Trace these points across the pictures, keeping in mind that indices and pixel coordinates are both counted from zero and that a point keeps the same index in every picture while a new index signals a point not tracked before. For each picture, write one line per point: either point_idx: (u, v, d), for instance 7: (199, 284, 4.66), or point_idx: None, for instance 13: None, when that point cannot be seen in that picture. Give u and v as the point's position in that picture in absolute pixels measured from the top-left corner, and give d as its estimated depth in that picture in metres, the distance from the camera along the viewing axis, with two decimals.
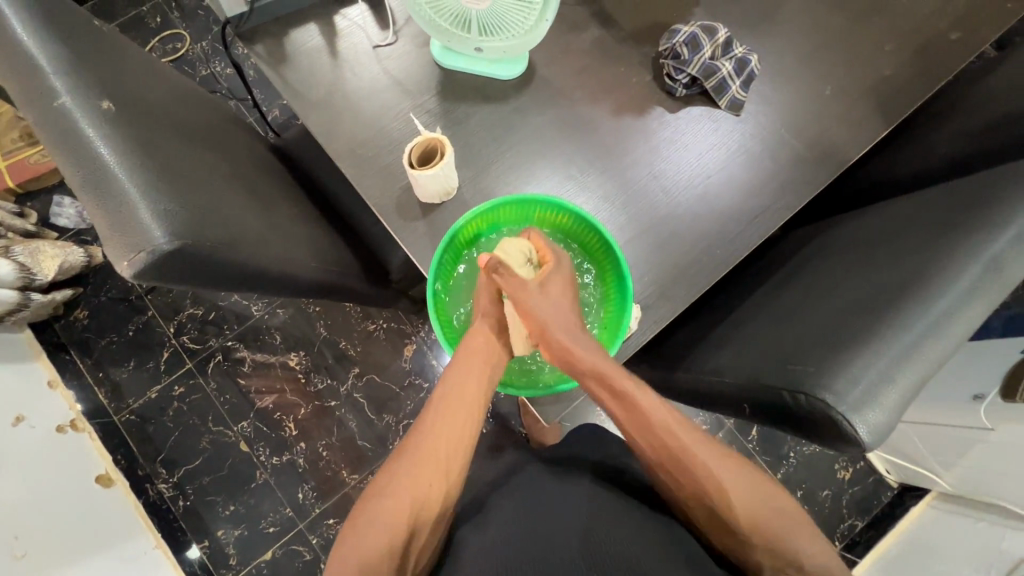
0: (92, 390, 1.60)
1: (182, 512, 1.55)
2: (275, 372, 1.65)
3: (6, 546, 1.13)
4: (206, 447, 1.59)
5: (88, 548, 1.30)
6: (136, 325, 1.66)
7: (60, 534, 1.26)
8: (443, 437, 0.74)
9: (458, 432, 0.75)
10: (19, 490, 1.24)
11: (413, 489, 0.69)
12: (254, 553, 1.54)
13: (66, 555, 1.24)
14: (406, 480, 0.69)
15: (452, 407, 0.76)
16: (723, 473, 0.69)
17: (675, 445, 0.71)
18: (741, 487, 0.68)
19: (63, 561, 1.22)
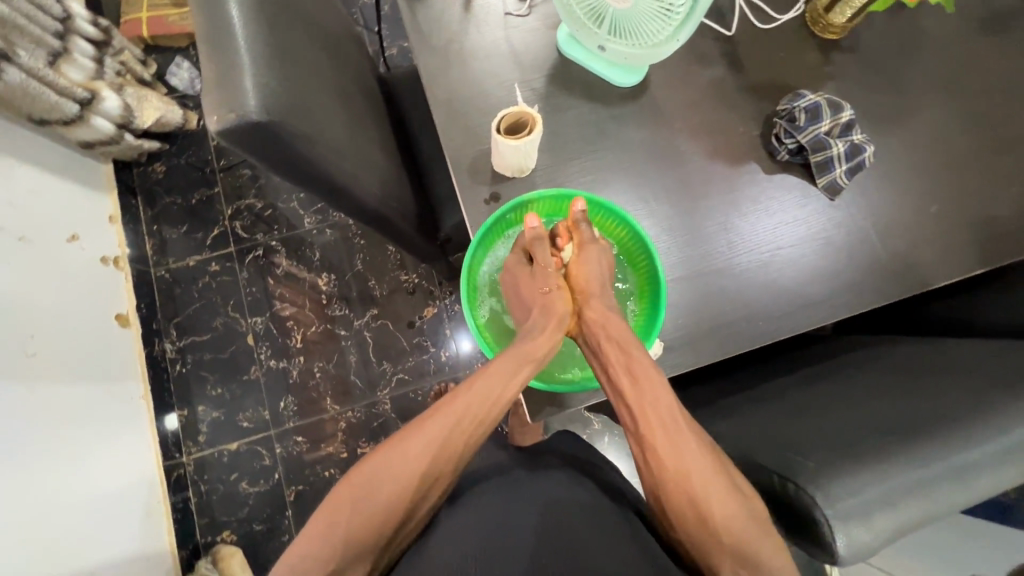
0: (143, 238, 1.71)
1: (175, 376, 1.63)
2: (303, 284, 1.70)
3: (22, 342, 1.21)
4: (218, 326, 1.67)
5: (87, 373, 1.38)
6: (200, 196, 1.75)
7: (70, 350, 1.35)
8: (469, 408, 0.73)
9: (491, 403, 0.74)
10: (50, 297, 1.33)
11: (428, 452, 0.70)
12: (222, 438, 1.60)
13: (68, 372, 1.32)
14: (413, 459, 0.69)
15: (480, 401, 0.74)
16: (711, 481, 0.64)
17: (675, 444, 0.66)
18: (716, 479, 0.64)
19: (63, 375, 1.31)
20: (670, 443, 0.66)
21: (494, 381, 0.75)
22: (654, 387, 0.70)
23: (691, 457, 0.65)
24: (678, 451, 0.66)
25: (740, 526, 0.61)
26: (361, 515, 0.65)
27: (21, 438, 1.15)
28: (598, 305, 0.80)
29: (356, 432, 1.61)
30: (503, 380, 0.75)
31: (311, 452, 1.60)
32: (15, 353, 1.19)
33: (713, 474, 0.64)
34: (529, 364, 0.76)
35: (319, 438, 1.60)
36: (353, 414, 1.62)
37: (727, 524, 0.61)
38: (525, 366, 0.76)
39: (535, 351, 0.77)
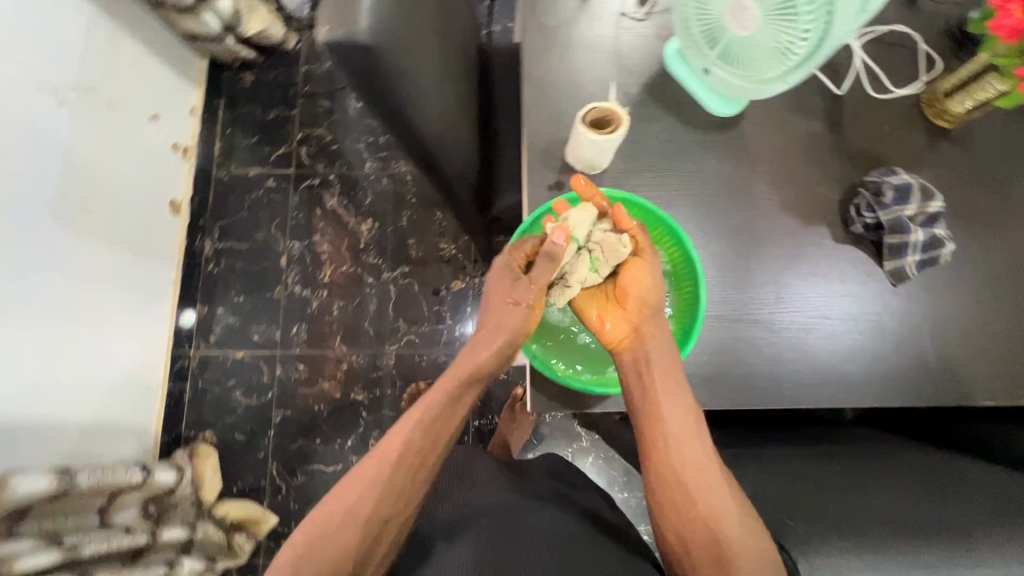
0: (214, 137, 1.77)
1: (205, 273, 1.69)
2: (346, 224, 1.74)
3: (81, 199, 1.27)
4: (257, 239, 1.72)
5: (129, 245, 1.44)
6: (276, 114, 1.81)
7: (121, 220, 1.41)
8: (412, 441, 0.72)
9: (439, 427, 0.74)
10: (117, 165, 1.39)
11: (370, 493, 0.69)
12: (230, 344, 1.65)
13: (113, 239, 1.38)
14: (356, 512, 0.68)
15: (432, 429, 0.74)
16: (725, 508, 0.67)
17: (692, 470, 0.69)
18: (728, 506, 0.67)
19: (108, 240, 1.36)
20: (691, 467, 0.69)
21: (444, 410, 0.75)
22: (676, 411, 0.72)
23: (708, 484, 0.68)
24: (697, 478, 0.68)
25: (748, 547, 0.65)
26: None
27: (53, 291, 1.21)
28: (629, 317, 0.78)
29: (354, 378, 1.64)
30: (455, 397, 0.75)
31: (307, 382, 1.63)
32: (73, 207, 1.25)
33: (740, 510, 0.67)
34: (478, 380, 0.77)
35: (318, 372, 1.64)
36: (357, 360, 1.65)
37: (737, 550, 0.65)
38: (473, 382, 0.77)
39: (486, 362, 0.77)
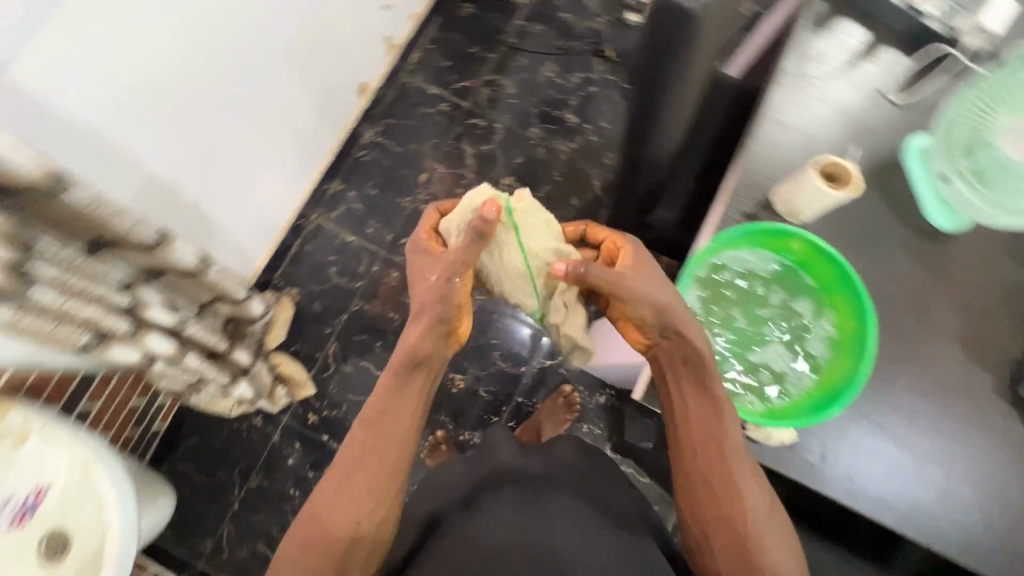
0: (417, 47, 1.90)
1: (355, 157, 1.81)
2: (491, 171, 1.82)
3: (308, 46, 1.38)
4: (411, 149, 1.83)
5: (319, 104, 1.55)
6: (475, 50, 1.91)
7: (325, 79, 1.52)
8: (370, 446, 0.79)
9: (396, 416, 0.80)
10: (344, 33, 1.50)
11: (355, 490, 0.77)
12: (347, 226, 1.76)
13: (312, 92, 1.48)
14: (343, 510, 0.76)
15: (388, 426, 0.79)
16: (752, 505, 0.75)
17: (719, 470, 0.76)
18: (752, 501, 0.75)
19: (309, 92, 1.47)
20: (718, 469, 0.76)
21: (405, 419, 0.80)
22: (703, 417, 0.77)
23: (737, 485, 0.75)
24: (724, 477, 0.76)
25: (768, 539, 0.74)
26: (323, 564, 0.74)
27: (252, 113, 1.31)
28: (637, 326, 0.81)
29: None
30: (401, 386, 0.81)
31: (393, 290, 1.72)
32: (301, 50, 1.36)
33: (764, 511, 0.75)
34: (420, 369, 0.81)
35: (407, 285, 1.72)
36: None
37: (759, 545, 0.74)
38: (416, 372, 0.81)
39: (421, 349, 0.80)
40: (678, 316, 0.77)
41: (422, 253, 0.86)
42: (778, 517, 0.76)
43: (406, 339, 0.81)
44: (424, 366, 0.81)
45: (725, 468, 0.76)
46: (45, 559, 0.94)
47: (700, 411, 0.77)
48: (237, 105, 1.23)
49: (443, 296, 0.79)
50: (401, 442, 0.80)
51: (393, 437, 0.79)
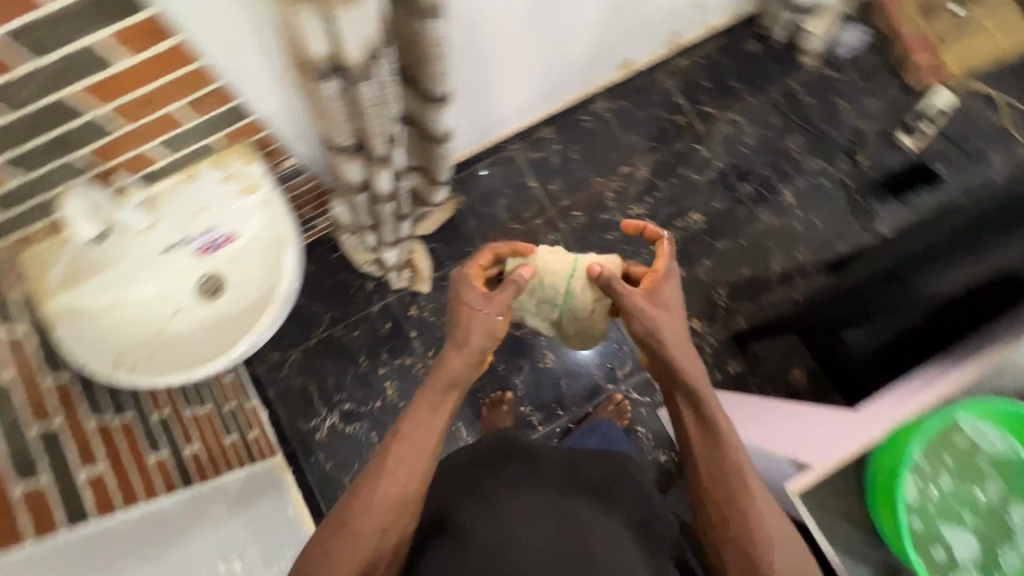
0: (689, 53, 1.88)
1: (578, 115, 1.83)
2: (686, 200, 1.81)
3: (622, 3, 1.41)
4: (629, 138, 1.84)
5: (591, 58, 1.59)
6: (738, 86, 1.88)
7: (611, 39, 1.55)
8: (404, 448, 0.81)
9: (433, 420, 0.84)
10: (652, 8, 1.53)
11: (385, 492, 0.77)
12: (537, 170, 1.80)
13: (595, 44, 1.52)
14: (373, 509, 0.76)
15: (424, 429, 0.83)
16: (756, 523, 0.76)
17: (719, 487, 0.79)
18: (756, 522, 0.76)
19: (593, 42, 1.51)
20: (716, 486, 0.80)
21: (435, 420, 0.84)
22: (704, 440, 0.83)
23: (739, 503, 0.78)
24: (722, 493, 0.79)
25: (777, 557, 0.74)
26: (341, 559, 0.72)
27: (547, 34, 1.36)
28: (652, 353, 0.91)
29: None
30: (437, 397, 0.86)
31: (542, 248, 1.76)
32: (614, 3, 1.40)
33: (763, 540, 0.75)
34: (452, 389, 0.87)
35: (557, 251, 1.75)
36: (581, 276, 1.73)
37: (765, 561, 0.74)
38: (448, 391, 0.87)
39: (455, 370, 0.87)
40: (660, 335, 0.89)
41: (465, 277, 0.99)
42: (785, 538, 0.77)
43: (448, 356, 0.89)
44: (455, 389, 0.88)
45: (722, 485, 0.79)
46: (198, 292, 1.05)
47: (700, 436, 0.84)
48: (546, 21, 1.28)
49: (498, 299, 0.94)
50: (431, 451, 0.83)
51: (421, 436, 0.82)
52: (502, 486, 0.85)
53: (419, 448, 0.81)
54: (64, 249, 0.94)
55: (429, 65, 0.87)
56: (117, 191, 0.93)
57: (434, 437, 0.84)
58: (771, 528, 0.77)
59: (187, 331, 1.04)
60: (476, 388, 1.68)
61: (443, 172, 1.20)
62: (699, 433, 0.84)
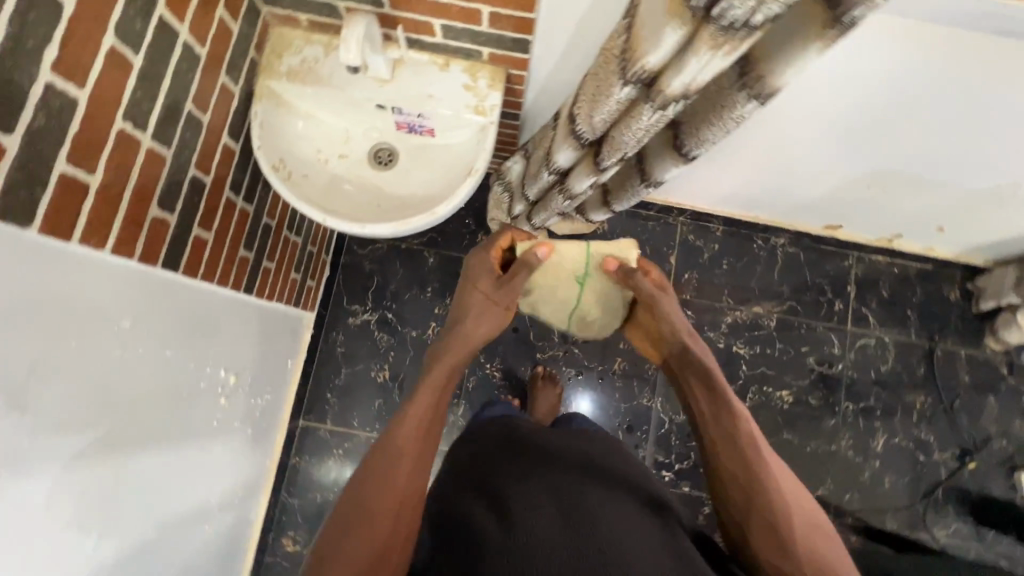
0: (889, 257, 1.78)
1: (753, 235, 1.78)
2: (786, 374, 1.73)
3: (879, 191, 1.35)
4: (780, 286, 1.77)
5: (810, 206, 1.54)
6: (910, 316, 1.77)
7: (840, 204, 1.49)
8: (408, 430, 0.82)
9: (431, 399, 0.87)
10: (899, 209, 1.45)
11: (393, 474, 0.78)
12: (683, 252, 1.77)
13: (824, 199, 1.47)
14: (385, 492, 0.76)
15: (422, 403, 0.86)
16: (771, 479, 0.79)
17: (732, 454, 0.82)
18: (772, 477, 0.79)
19: (824, 198, 1.46)
20: (732, 452, 0.82)
21: (435, 397, 0.87)
22: (715, 410, 0.87)
23: (757, 463, 0.80)
24: (737, 461, 0.81)
25: (796, 508, 0.77)
26: (358, 546, 0.72)
27: (795, 168, 1.31)
28: (674, 347, 0.97)
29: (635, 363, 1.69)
30: (439, 380, 0.90)
31: None
32: (873, 187, 1.34)
33: (758, 483, 0.78)
34: (451, 371, 0.92)
35: None
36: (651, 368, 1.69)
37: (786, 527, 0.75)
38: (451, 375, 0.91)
39: (455, 358, 0.93)
40: (671, 316, 0.97)
41: (478, 270, 1.01)
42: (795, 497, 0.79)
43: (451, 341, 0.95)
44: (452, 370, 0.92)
45: (739, 448, 0.82)
46: (372, 155, 1.10)
47: (707, 409, 0.88)
48: (807, 160, 1.24)
49: (502, 294, 0.98)
50: (433, 430, 0.85)
51: (422, 408, 0.85)
52: (511, 470, 0.87)
53: (412, 431, 0.82)
54: (312, 48, 1.00)
55: (706, 127, 0.83)
56: (386, 37, 0.97)
57: (434, 409, 0.86)
58: (760, 456, 0.81)
59: (342, 172, 1.07)
60: (495, 382, 1.69)
61: (619, 204, 1.19)
62: (711, 412, 0.88)
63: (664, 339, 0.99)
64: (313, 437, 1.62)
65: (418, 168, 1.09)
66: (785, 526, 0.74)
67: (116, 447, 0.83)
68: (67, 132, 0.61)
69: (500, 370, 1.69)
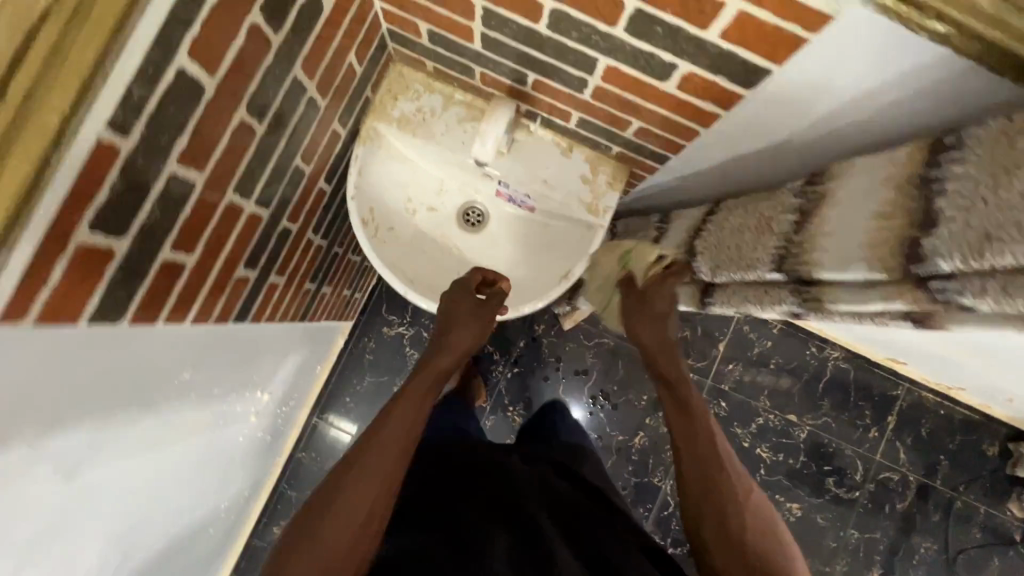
0: (941, 400, 1.72)
1: (811, 343, 1.71)
2: (803, 488, 1.70)
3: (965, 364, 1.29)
4: (822, 399, 1.71)
5: (885, 345, 1.46)
6: (941, 462, 1.72)
7: (917, 355, 1.42)
8: (391, 430, 0.75)
9: (416, 395, 0.81)
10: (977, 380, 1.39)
11: (364, 480, 0.68)
12: (735, 342, 1.71)
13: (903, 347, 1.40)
14: (357, 497, 0.67)
15: (405, 401, 0.79)
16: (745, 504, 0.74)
17: (708, 470, 0.77)
18: (745, 506, 0.73)
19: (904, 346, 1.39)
20: (704, 466, 0.78)
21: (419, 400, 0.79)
22: (694, 420, 0.83)
23: (730, 487, 0.75)
24: (710, 477, 0.76)
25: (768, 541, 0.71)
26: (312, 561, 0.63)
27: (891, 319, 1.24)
28: (659, 343, 0.90)
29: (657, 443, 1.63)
30: (426, 384, 0.83)
31: None
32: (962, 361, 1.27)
33: (717, 506, 0.74)
34: (442, 372, 0.87)
35: None
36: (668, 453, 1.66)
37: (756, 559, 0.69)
38: (437, 373, 0.86)
39: (444, 362, 0.88)
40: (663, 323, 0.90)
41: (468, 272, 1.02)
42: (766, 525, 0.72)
43: (439, 342, 0.89)
44: (443, 370, 0.87)
45: (715, 466, 0.77)
46: (461, 214, 1.02)
47: (686, 418, 0.83)
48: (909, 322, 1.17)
49: (484, 312, 0.91)
50: (416, 428, 0.77)
51: (408, 407, 0.78)
52: (479, 473, 0.81)
53: (398, 433, 0.75)
54: (431, 98, 0.90)
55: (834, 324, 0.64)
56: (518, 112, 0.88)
57: (420, 412, 0.79)
58: (721, 468, 0.77)
59: (427, 228, 1.00)
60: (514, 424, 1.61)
61: None
62: (690, 419, 0.83)
63: (657, 352, 0.91)
64: (320, 438, 1.59)
65: (504, 241, 1.02)
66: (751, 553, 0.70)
67: (163, 481, 0.81)
68: (176, 219, 0.55)
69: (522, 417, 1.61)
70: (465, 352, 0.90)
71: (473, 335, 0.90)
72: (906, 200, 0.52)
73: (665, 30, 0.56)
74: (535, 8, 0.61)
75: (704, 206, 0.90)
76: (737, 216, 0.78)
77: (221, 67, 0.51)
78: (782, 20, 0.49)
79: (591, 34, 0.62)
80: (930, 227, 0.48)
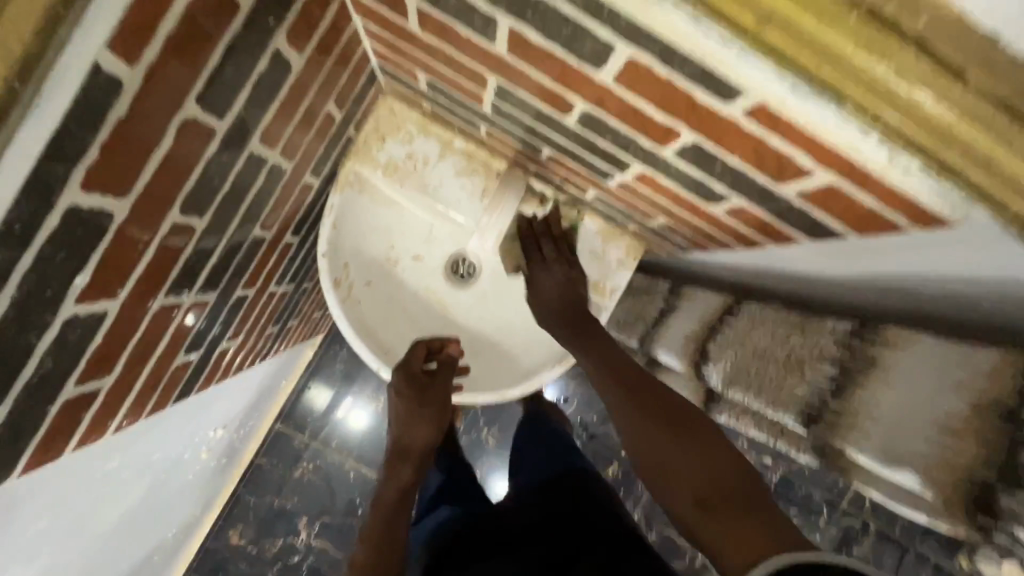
0: None
1: None
2: None
3: None
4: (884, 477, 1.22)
5: None
6: None
7: None
8: (368, 548, 0.73)
9: (384, 502, 0.77)
10: None
11: None
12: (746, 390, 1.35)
13: None
14: None
15: (371, 538, 0.74)
16: (713, 455, 0.52)
17: (653, 437, 0.56)
18: (714, 461, 0.52)
19: None
20: (654, 434, 0.56)
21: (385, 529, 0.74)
22: (612, 381, 0.63)
23: (692, 449, 0.53)
24: (658, 445, 0.55)
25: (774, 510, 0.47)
26: None
27: None
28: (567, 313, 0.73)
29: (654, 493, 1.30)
30: (398, 486, 0.79)
31: None
32: None
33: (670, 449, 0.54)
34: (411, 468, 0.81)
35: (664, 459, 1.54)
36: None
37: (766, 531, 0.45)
38: (409, 471, 0.81)
39: (413, 458, 0.81)
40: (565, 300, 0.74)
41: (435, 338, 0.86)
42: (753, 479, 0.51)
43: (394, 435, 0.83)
44: (412, 464, 0.81)
45: (660, 428, 0.56)
46: (450, 265, 0.85)
47: (609, 388, 0.63)
48: None
49: (432, 397, 0.80)
50: (390, 533, 0.74)
51: (379, 520, 0.75)
52: (504, 515, 0.73)
53: (373, 558, 0.72)
54: (424, 142, 0.78)
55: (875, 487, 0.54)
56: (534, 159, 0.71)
57: (396, 515, 0.76)
58: (674, 404, 0.58)
59: (406, 280, 0.84)
60: (484, 437, 1.33)
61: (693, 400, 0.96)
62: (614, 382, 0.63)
63: (566, 310, 0.73)
64: (285, 443, 1.40)
65: (498, 302, 0.85)
66: (722, 495, 0.50)
67: (88, 557, 0.73)
68: (85, 353, 0.43)
69: (498, 440, 1.33)
70: (432, 443, 0.82)
71: (433, 416, 0.82)
72: (980, 431, 0.44)
73: (724, 169, 0.44)
74: (564, 103, 0.49)
75: (720, 297, 0.76)
76: (760, 336, 0.66)
77: (139, 181, 0.38)
78: (878, 204, 0.38)
79: (627, 143, 0.50)
80: (1012, 487, 0.41)
